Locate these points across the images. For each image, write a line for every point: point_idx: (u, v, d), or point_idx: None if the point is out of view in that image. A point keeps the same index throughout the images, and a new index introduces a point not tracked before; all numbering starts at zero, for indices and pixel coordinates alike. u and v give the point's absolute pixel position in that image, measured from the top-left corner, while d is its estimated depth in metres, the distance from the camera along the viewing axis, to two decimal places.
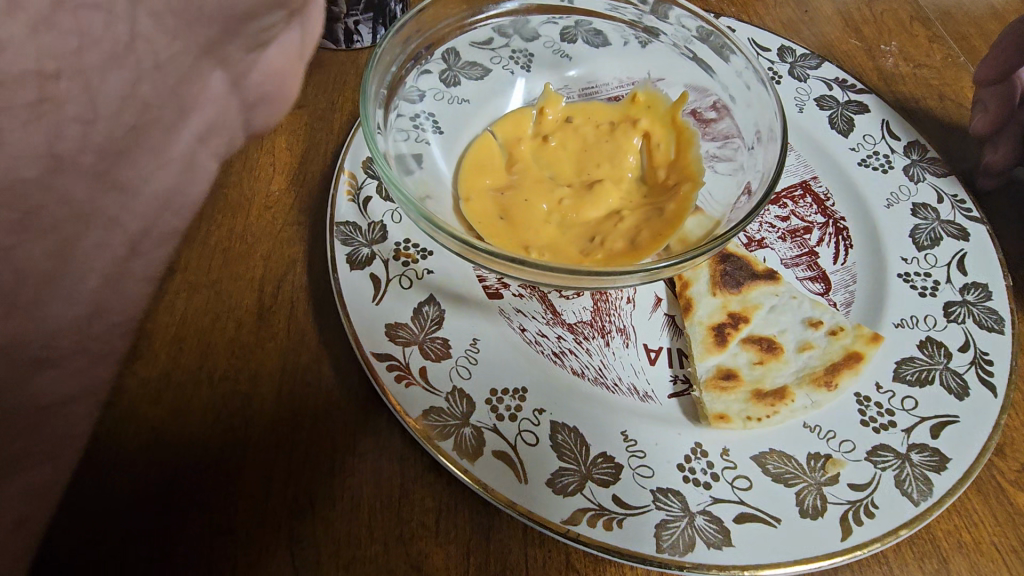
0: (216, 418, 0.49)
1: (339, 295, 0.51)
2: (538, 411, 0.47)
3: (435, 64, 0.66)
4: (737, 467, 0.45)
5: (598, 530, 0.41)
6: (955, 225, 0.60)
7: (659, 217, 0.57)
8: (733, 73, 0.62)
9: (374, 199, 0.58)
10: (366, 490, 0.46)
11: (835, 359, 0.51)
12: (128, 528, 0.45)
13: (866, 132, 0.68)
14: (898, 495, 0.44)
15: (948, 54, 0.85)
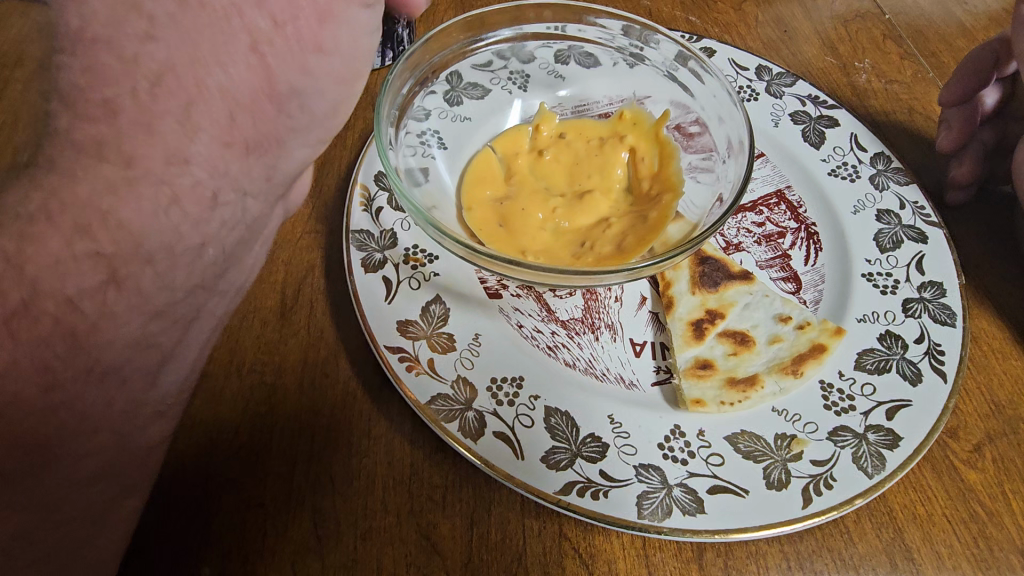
0: (245, 406, 0.55)
1: (355, 295, 0.56)
2: (533, 398, 0.52)
3: (440, 86, 0.72)
4: (711, 445, 0.50)
5: (586, 500, 0.46)
6: (915, 229, 0.66)
7: (643, 224, 0.63)
8: (709, 93, 0.68)
9: (385, 209, 0.64)
10: (381, 469, 0.52)
11: (802, 350, 0.57)
12: (168, 504, 0.50)
13: (836, 144, 0.74)
14: (855, 469, 0.49)
15: (918, 70, 0.91)
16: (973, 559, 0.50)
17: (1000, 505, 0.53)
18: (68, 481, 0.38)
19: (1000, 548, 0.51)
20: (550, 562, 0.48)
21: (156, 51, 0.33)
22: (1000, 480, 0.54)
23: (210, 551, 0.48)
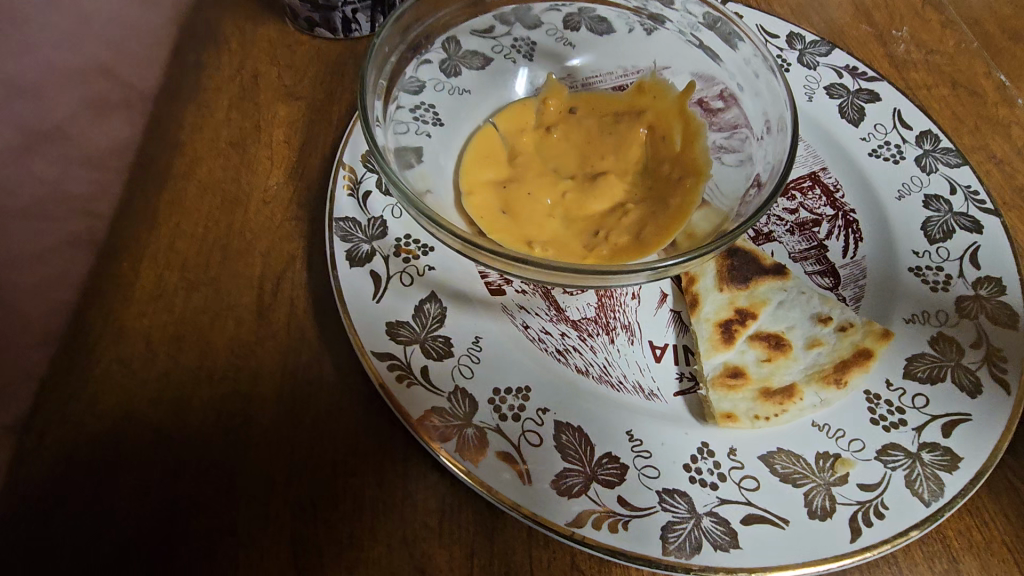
0: (216, 418, 0.49)
1: (339, 293, 0.50)
2: (541, 411, 0.46)
3: (435, 54, 0.64)
4: (744, 467, 0.44)
5: (603, 532, 0.40)
6: (968, 217, 0.59)
7: (665, 211, 0.55)
8: (741, 61, 0.60)
9: (373, 192, 0.57)
10: (369, 491, 0.46)
11: (845, 356, 0.50)
12: (127, 528, 0.44)
13: (877, 121, 0.66)
14: (909, 496, 0.43)
15: (961, 39, 0.83)
16: None
17: None
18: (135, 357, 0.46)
19: None
20: None
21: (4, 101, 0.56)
22: None
23: None
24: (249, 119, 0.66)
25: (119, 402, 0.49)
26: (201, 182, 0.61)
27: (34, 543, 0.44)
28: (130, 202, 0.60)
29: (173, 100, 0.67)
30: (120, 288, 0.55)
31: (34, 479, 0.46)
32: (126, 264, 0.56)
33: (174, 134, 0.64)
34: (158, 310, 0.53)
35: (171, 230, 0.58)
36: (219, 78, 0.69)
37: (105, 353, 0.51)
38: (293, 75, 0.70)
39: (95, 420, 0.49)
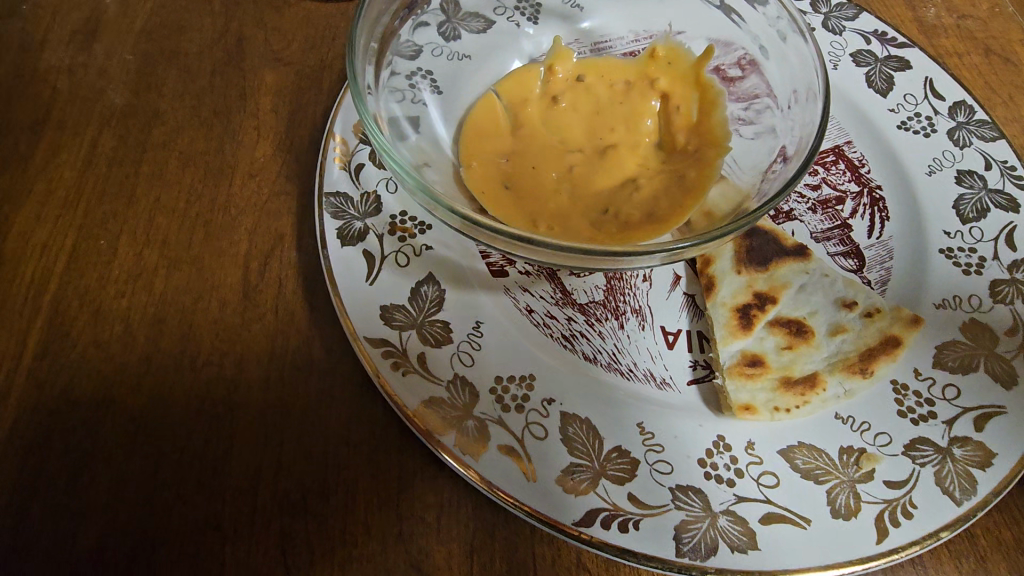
0: (200, 408, 0.46)
1: (330, 275, 0.46)
2: (546, 401, 0.43)
3: (432, 16, 0.59)
4: (763, 462, 0.41)
5: (612, 532, 0.38)
6: (1004, 194, 0.55)
7: (680, 186, 0.51)
8: (765, 22, 0.56)
9: (366, 165, 0.53)
10: (362, 485, 0.43)
11: (871, 344, 0.47)
12: (107, 522, 0.42)
13: (907, 91, 0.62)
14: (940, 494, 0.40)
15: (995, 4, 0.77)
16: None
17: None
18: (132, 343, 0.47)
19: None
20: None
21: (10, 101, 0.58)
22: None
23: None
24: (233, 85, 0.61)
25: (98, 390, 0.46)
26: (183, 154, 0.57)
27: (7, 538, 0.42)
28: (107, 176, 0.56)
29: (153, 66, 0.62)
30: (97, 268, 0.51)
31: (6, 470, 0.44)
32: (104, 243, 0.52)
33: (153, 102, 0.60)
34: (138, 291, 0.50)
35: (149, 206, 0.54)
36: (201, 42, 0.64)
37: (82, 338, 0.48)
38: (280, 39, 0.65)
39: (74, 408, 0.46)
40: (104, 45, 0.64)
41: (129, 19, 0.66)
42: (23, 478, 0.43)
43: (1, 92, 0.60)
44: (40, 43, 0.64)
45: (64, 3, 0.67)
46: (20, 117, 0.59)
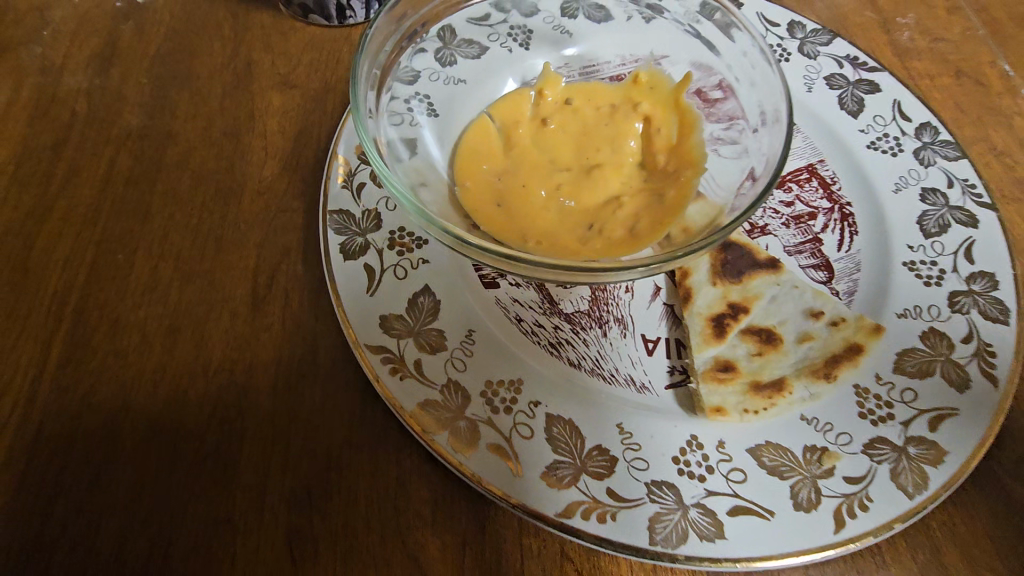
0: (212, 410, 0.49)
1: (334, 287, 0.50)
2: (533, 404, 0.47)
3: (430, 43, 0.64)
4: (732, 460, 0.45)
5: (591, 523, 0.41)
6: (964, 211, 0.58)
7: (660, 204, 0.55)
8: (737, 51, 0.60)
9: (368, 184, 0.57)
10: (363, 481, 0.46)
11: (836, 351, 0.51)
12: (125, 519, 0.44)
13: (877, 113, 0.65)
14: (893, 488, 0.44)
15: (966, 27, 0.81)
16: None
17: None
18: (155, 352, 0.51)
19: None
20: None
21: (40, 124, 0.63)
22: None
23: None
24: (243, 108, 0.65)
25: (116, 393, 0.49)
26: (195, 172, 0.61)
27: (29, 535, 0.44)
28: (124, 192, 0.59)
29: (167, 90, 0.66)
30: (116, 279, 0.54)
31: (28, 470, 0.46)
32: (121, 255, 0.55)
33: (168, 124, 0.64)
34: (154, 301, 0.53)
35: (165, 222, 0.58)
36: (212, 67, 0.68)
37: (100, 344, 0.51)
38: (286, 63, 0.69)
39: (91, 410, 0.48)
40: (120, 69, 0.68)
41: (144, 44, 0.70)
42: (41, 478, 0.45)
43: (22, 112, 0.64)
44: (59, 65, 0.67)
45: (82, 28, 0.70)
46: (41, 135, 0.62)
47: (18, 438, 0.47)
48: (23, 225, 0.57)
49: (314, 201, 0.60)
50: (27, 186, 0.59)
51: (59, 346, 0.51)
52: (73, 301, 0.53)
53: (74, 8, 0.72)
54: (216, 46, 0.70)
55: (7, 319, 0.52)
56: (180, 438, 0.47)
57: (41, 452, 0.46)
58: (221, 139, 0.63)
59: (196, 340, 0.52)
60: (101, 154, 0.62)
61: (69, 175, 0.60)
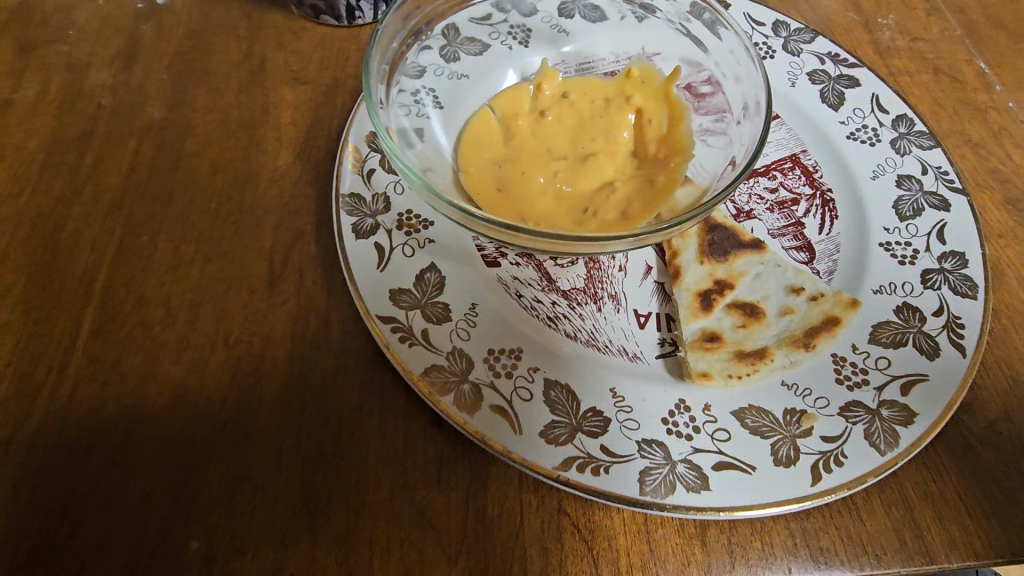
0: (232, 378, 0.52)
1: (347, 263, 0.54)
2: (532, 369, 0.50)
3: (435, 41, 0.68)
4: (717, 421, 0.48)
5: (586, 476, 0.45)
6: (937, 196, 0.62)
7: (650, 188, 0.59)
8: (725, 49, 0.64)
9: (377, 171, 0.61)
10: (373, 443, 0.50)
11: (814, 323, 0.54)
12: (153, 475, 0.48)
13: (856, 106, 0.69)
14: (866, 446, 0.47)
15: (945, 27, 0.85)
16: (991, 538, 0.48)
17: (1017, 482, 0.50)
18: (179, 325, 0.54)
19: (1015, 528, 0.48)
20: (549, 538, 0.46)
21: (69, 116, 0.67)
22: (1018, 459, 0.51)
23: (198, 528, 0.46)
24: (258, 102, 0.69)
25: (142, 362, 0.52)
26: (213, 161, 0.64)
27: (65, 489, 0.47)
28: (147, 179, 0.63)
29: (186, 85, 0.70)
30: (141, 258, 0.58)
31: (64, 432, 0.49)
32: (146, 237, 0.59)
33: (187, 116, 0.68)
34: (177, 279, 0.57)
35: (186, 206, 0.61)
36: (228, 64, 0.72)
37: (128, 318, 0.55)
38: (298, 61, 0.73)
39: (119, 377, 0.52)
40: (142, 65, 0.72)
41: (164, 43, 0.74)
42: (74, 438, 0.49)
43: (51, 105, 0.67)
44: (85, 63, 0.71)
45: (105, 28, 0.74)
46: (69, 127, 0.66)
47: (51, 403, 0.50)
48: (54, 209, 0.60)
49: (326, 188, 0.63)
50: (56, 173, 0.63)
51: (90, 318, 0.54)
52: (100, 279, 0.57)
53: (98, 10, 0.76)
54: (232, 44, 0.74)
55: (40, 295, 0.55)
56: (202, 403, 0.51)
57: (73, 415, 0.50)
58: (238, 130, 0.67)
59: (216, 314, 0.55)
60: (125, 144, 0.65)
61: (96, 164, 0.64)
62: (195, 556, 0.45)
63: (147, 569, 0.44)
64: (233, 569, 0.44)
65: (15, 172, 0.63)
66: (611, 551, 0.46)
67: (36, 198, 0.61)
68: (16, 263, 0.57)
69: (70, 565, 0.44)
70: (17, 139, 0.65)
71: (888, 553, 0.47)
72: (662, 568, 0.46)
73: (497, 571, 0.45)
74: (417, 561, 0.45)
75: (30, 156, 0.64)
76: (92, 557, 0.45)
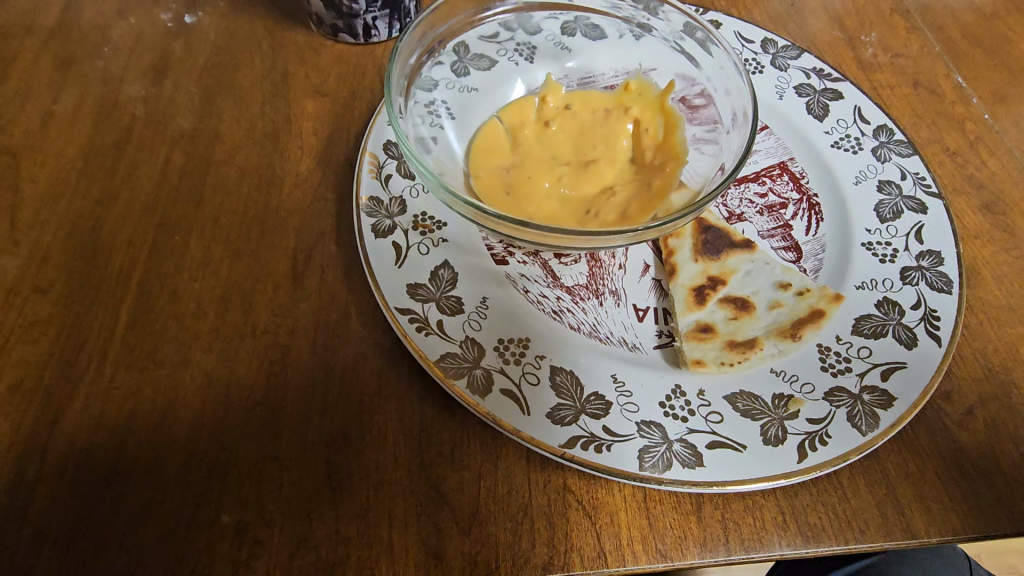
0: (259, 366, 0.56)
1: (366, 260, 0.58)
2: (539, 357, 0.54)
3: (447, 57, 0.73)
4: (711, 404, 0.52)
5: (589, 453, 0.48)
6: (915, 199, 0.67)
7: (647, 192, 0.64)
8: (715, 65, 0.69)
9: (393, 176, 0.65)
10: (391, 425, 0.53)
11: (801, 315, 0.59)
12: (188, 454, 0.51)
13: (839, 117, 0.74)
14: (849, 426, 0.51)
15: (924, 44, 0.90)
16: (967, 515, 0.51)
17: (991, 463, 0.54)
18: (211, 317, 0.58)
19: (989, 505, 0.52)
20: (555, 513, 0.50)
21: (106, 126, 0.72)
22: (992, 441, 0.55)
23: (230, 502, 0.49)
24: (281, 114, 0.74)
25: (176, 351, 0.56)
26: (240, 168, 0.69)
27: (107, 467, 0.51)
28: (178, 185, 0.67)
29: (214, 97, 0.75)
30: (174, 256, 0.62)
31: (105, 414, 0.53)
32: (178, 237, 0.63)
33: (215, 126, 0.72)
34: (207, 275, 0.61)
35: (215, 209, 0.66)
36: (253, 78, 0.77)
37: (162, 311, 0.59)
38: (318, 76, 0.78)
39: (155, 364, 0.56)
40: (172, 79, 0.77)
41: (193, 58, 0.79)
42: (115, 420, 0.53)
43: (88, 116, 0.72)
44: (120, 77, 0.76)
45: (138, 45, 0.80)
46: (105, 136, 0.71)
47: (94, 388, 0.54)
48: (94, 212, 0.65)
49: (345, 192, 0.68)
50: (95, 179, 0.67)
51: (128, 312, 0.59)
52: (137, 275, 0.61)
53: (131, 28, 0.81)
54: (257, 60, 0.79)
55: (81, 290, 0.59)
56: (232, 389, 0.55)
57: (113, 399, 0.54)
58: (262, 140, 0.72)
59: (244, 307, 0.59)
60: (158, 152, 0.70)
61: (132, 170, 0.68)
62: (228, 528, 0.48)
63: (184, 539, 0.48)
64: (261, 540, 0.48)
65: (55, 177, 0.67)
66: (613, 525, 0.50)
67: (76, 201, 0.66)
68: (59, 261, 0.61)
69: (112, 535, 0.48)
70: (57, 147, 0.70)
71: (872, 528, 0.50)
72: (660, 541, 0.49)
73: (507, 543, 0.48)
74: (433, 534, 0.49)
75: (71, 162, 0.68)
76: (132, 528, 0.48)
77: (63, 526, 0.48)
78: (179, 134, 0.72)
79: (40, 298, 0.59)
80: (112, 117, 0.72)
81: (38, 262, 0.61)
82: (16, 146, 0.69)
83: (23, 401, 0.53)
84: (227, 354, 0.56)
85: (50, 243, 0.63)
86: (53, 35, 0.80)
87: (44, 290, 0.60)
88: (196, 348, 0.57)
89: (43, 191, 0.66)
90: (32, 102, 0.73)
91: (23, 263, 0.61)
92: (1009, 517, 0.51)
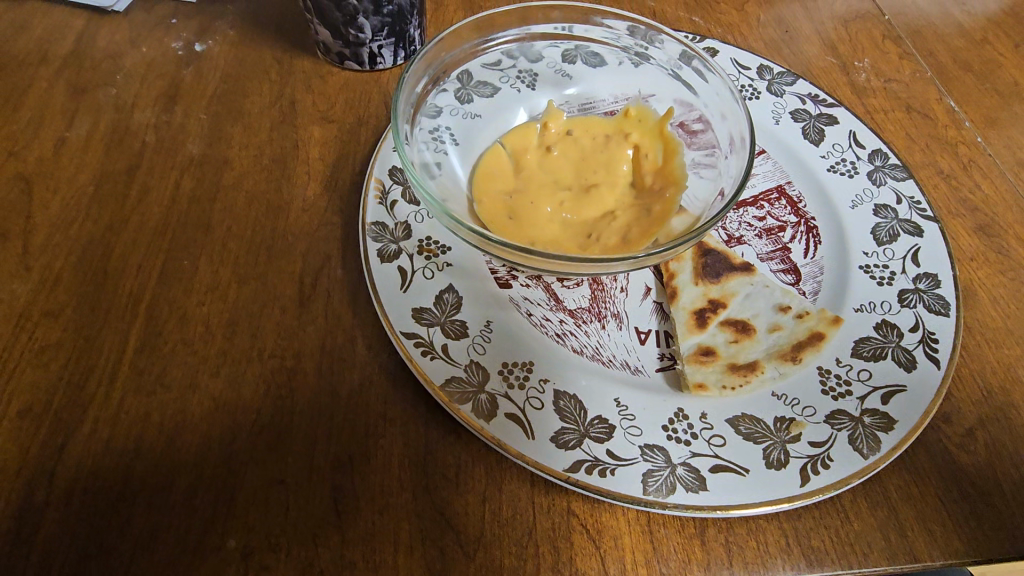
0: (266, 390, 0.56)
1: (372, 285, 0.59)
2: (543, 381, 0.55)
3: (451, 84, 0.75)
4: (714, 427, 0.53)
5: (594, 477, 0.49)
6: (911, 222, 0.68)
7: (647, 217, 0.65)
8: (712, 92, 0.70)
9: (399, 201, 0.67)
10: (397, 449, 0.54)
11: (801, 338, 0.59)
12: (195, 478, 0.52)
13: (835, 141, 0.76)
14: (850, 450, 0.51)
15: (916, 69, 0.92)
16: (970, 538, 0.51)
17: (992, 486, 0.54)
18: (219, 341, 0.59)
19: (991, 527, 0.52)
20: (559, 537, 0.50)
21: (118, 153, 0.73)
22: (992, 463, 0.55)
23: (236, 527, 0.50)
24: (289, 139, 0.76)
25: (184, 375, 0.57)
26: (248, 193, 0.70)
27: (114, 492, 0.51)
28: (188, 209, 0.69)
29: (223, 124, 0.77)
30: (183, 280, 0.63)
31: (113, 439, 0.53)
32: (187, 261, 0.64)
33: (224, 152, 0.74)
34: (216, 299, 0.62)
35: (223, 234, 0.67)
36: (261, 105, 0.79)
37: (171, 335, 0.59)
38: (325, 102, 0.80)
39: (164, 388, 0.56)
40: (183, 106, 0.78)
41: (203, 86, 0.81)
42: (123, 444, 0.53)
43: (101, 143, 0.74)
44: (131, 104, 0.78)
45: (150, 73, 0.82)
46: (117, 162, 0.72)
47: (103, 412, 0.55)
48: (104, 236, 0.66)
49: (351, 217, 0.69)
50: (106, 204, 0.69)
51: (138, 336, 0.59)
52: (147, 299, 0.62)
53: (143, 57, 0.83)
54: (265, 87, 0.81)
55: (91, 314, 0.60)
56: (239, 412, 0.55)
57: (122, 424, 0.54)
58: (270, 165, 0.73)
59: (252, 331, 0.60)
60: (169, 177, 0.71)
61: (142, 195, 0.70)
62: (234, 553, 0.48)
63: (190, 564, 0.48)
64: (266, 565, 0.48)
65: (68, 203, 0.69)
66: (618, 549, 0.50)
67: (88, 226, 0.67)
68: (69, 286, 0.62)
69: (119, 561, 0.48)
70: (69, 173, 0.71)
71: (875, 552, 0.50)
72: (665, 565, 0.49)
73: (512, 568, 0.49)
74: (438, 558, 0.49)
75: (83, 188, 0.70)
76: (139, 554, 0.48)
77: (70, 552, 0.48)
78: (189, 160, 0.73)
79: (52, 322, 0.60)
80: (123, 143, 0.74)
81: (49, 286, 0.62)
82: (30, 172, 0.71)
83: (33, 425, 0.54)
84: (234, 378, 0.57)
85: (61, 267, 0.64)
86: (67, 63, 0.82)
87: (55, 314, 0.61)
88: (204, 372, 0.57)
89: (55, 216, 0.67)
90: (46, 129, 0.75)
91: (34, 287, 0.62)
92: (1013, 540, 0.51)
